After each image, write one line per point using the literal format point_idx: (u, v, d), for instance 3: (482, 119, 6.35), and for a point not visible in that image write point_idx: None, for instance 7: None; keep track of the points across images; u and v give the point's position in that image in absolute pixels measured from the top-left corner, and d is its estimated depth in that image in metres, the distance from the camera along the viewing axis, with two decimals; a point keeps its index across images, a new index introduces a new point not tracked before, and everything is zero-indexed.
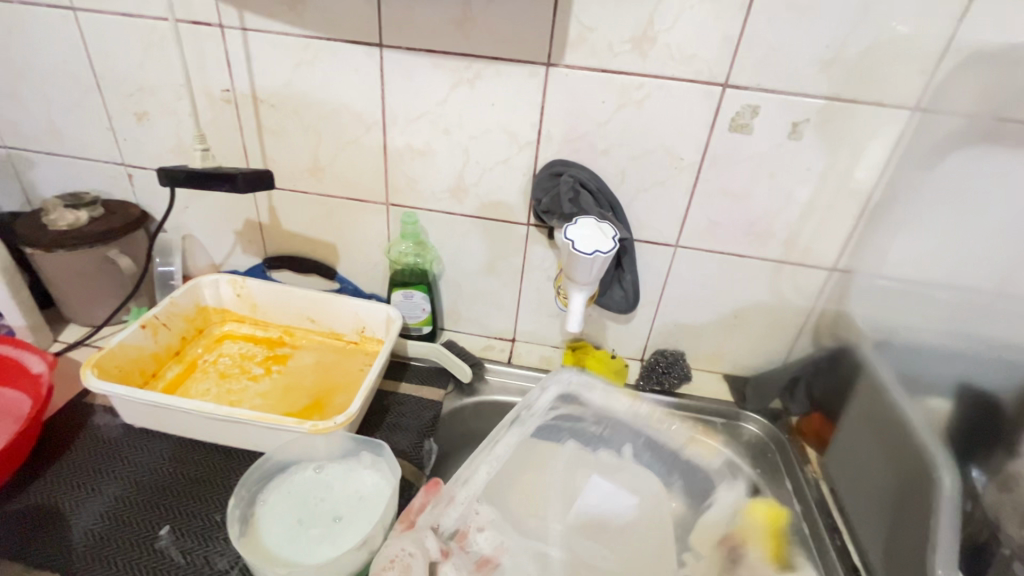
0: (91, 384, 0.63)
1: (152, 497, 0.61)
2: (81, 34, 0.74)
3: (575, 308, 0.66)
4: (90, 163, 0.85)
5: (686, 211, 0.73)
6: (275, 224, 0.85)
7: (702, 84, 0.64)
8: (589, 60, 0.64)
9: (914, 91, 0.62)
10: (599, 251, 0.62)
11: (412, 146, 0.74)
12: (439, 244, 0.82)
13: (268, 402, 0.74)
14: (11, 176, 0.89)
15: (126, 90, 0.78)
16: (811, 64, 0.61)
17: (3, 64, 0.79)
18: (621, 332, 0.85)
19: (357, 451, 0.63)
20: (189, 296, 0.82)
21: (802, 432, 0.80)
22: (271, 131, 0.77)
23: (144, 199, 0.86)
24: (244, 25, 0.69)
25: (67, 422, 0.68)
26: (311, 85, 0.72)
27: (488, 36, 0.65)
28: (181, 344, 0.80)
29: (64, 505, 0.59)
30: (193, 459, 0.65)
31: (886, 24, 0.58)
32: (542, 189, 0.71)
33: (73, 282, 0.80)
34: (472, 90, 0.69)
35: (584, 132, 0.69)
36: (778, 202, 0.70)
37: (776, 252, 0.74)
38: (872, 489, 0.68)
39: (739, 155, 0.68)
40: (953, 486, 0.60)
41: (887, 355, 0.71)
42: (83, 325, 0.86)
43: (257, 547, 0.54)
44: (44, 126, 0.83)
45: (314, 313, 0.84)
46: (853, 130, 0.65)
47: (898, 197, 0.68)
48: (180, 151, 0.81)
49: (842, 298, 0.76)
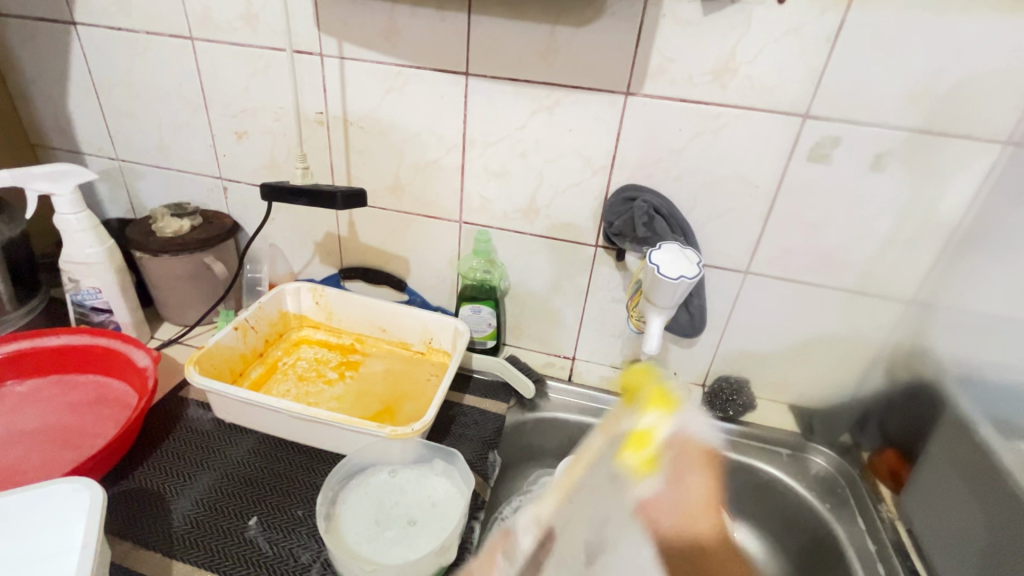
0: (195, 379, 0.69)
1: (242, 489, 0.65)
2: (195, 59, 0.82)
3: (652, 330, 0.68)
4: (191, 176, 0.93)
5: (758, 238, 0.73)
6: (353, 238, 0.90)
7: (782, 115, 0.65)
8: (669, 90, 0.66)
9: (1006, 124, 0.60)
10: (684, 276, 0.63)
11: (488, 168, 0.78)
12: (507, 261, 0.85)
13: (343, 405, 0.78)
14: (120, 185, 0.98)
15: (230, 111, 0.85)
16: (898, 96, 0.61)
17: (124, 85, 0.88)
18: (683, 355, 0.85)
19: (430, 458, 0.66)
20: (274, 301, 0.87)
21: (875, 468, 0.78)
22: (357, 151, 0.82)
23: (237, 210, 0.94)
24: (342, 53, 0.75)
25: (166, 413, 0.74)
26: (397, 109, 0.77)
27: (570, 66, 0.68)
28: (265, 346, 0.86)
29: (165, 490, 0.64)
30: (278, 455, 0.69)
31: (979, 57, 0.58)
32: (614, 213, 0.73)
33: (173, 284, 0.87)
34: (551, 116, 0.72)
35: (659, 159, 0.71)
36: (855, 233, 0.70)
37: (851, 283, 0.73)
38: (955, 536, 0.64)
39: (816, 185, 0.68)
40: None
41: (974, 394, 0.67)
42: (176, 324, 0.93)
43: (340, 542, 0.57)
44: (154, 141, 0.91)
45: (385, 323, 0.88)
46: (938, 163, 0.64)
47: (987, 232, 0.66)
48: (273, 167, 0.88)
49: (921, 332, 0.74)
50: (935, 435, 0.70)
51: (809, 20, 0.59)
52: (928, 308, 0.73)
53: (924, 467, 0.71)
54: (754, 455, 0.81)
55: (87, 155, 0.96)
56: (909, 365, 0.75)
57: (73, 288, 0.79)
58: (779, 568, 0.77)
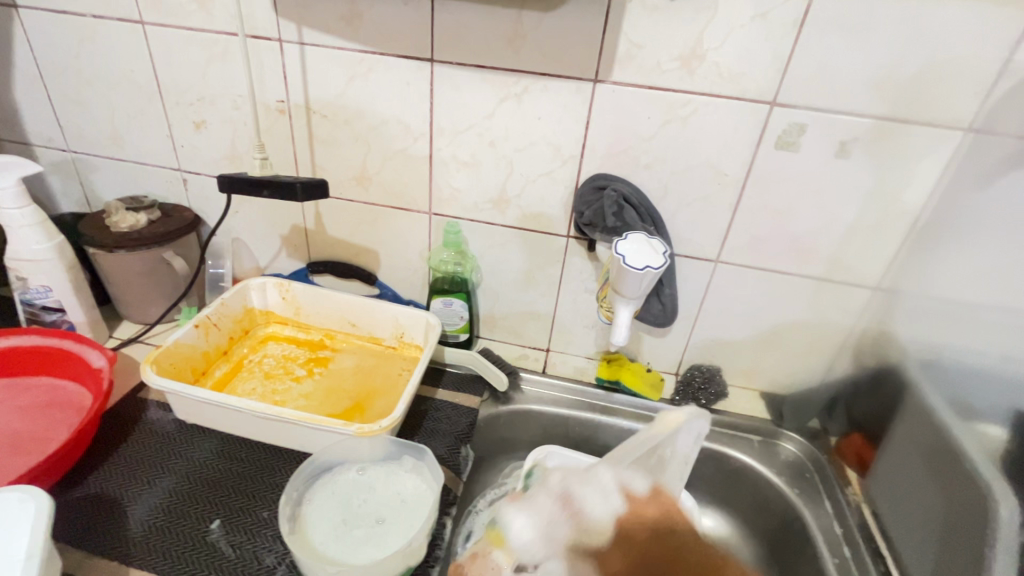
0: (150, 379, 0.66)
1: (204, 492, 0.63)
2: (148, 44, 0.78)
3: (620, 320, 0.68)
4: (148, 168, 0.89)
5: (728, 227, 0.73)
6: (320, 231, 0.88)
7: (749, 102, 0.64)
8: (637, 77, 0.65)
9: (968, 110, 0.61)
10: (650, 266, 0.63)
11: (457, 157, 0.76)
12: (478, 253, 0.83)
13: (311, 403, 0.76)
14: (73, 178, 0.93)
15: (186, 100, 0.81)
16: (862, 82, 0.61)
17: (73, 72, 0.83)
18: (656, 345, 0.85)
19: (399, 454, 0.65)
20: (238, 297, 0.84)
21: (842, 453, 0.79)
22: (321, 140, 0.80)
23: (198, 204, 0.90)
24: (302, 39, 0.72)
25: (124, 415, 0.71)
26: (360, 98, 0.75)
27: (537, 52, 0.66)
28: (229, 344, 0.83)
29: (123, 494, 0.62)
30: (242, 456, 0.67)
31: (939, 44, 0.58)
32: (584, 202, 0.73)
33: (130, 281, 0.84)
34: (519, 104, 0.70)
35: (629, 147, 0.70)
36: (822, 221, 0.70)
37: (819, 270, 0.74)
38: (918, 516, 0.66)
39: (783, 173, 0.68)
40: (1011, 521, 0.56)
41: (935, 378, 0.68)
42: (136, 323, 0.90)
43: (305, 543, 0.56)
44: (107, 133, 0.87)
45: (354, 317, 0.86)
46: (902, 150, 0.64)
47: (948, 218, 0.67)
48: (235, 158, 0.84)
49: (887, 318, 0.75)
50: (901, 420, 0.71)
51: (776, 5, 0.59)
52: (893, 294, 0.74)
53: (889, 449, 0.72)
54: (725, 442, 0.81)
55: (36, 147, 0.92)
56: (876, 351, 0.76)
57: (21, 286, 0.76)
58: (749, 552, 0.78)
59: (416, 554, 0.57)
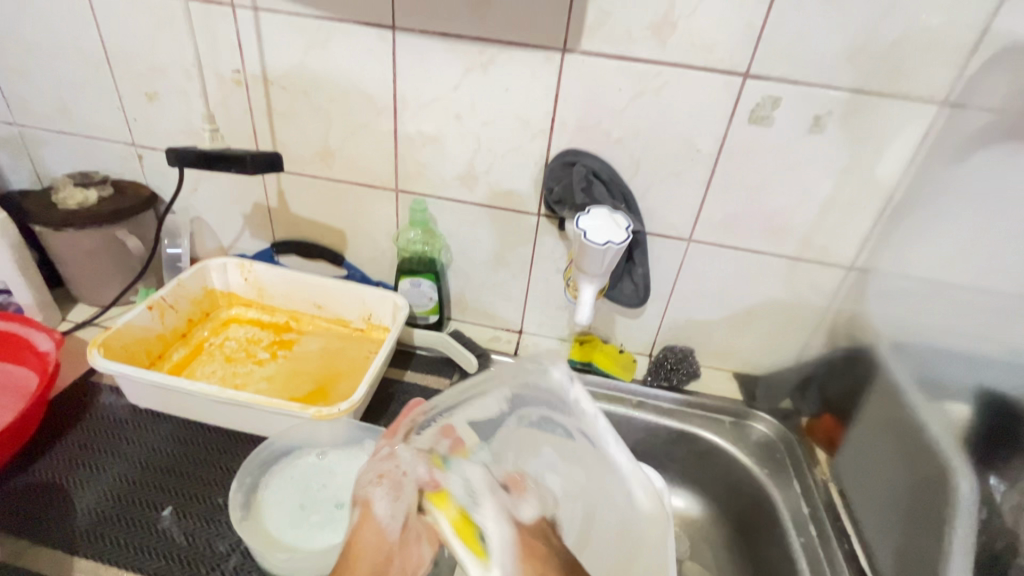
0: (98, 362, 0.63)
1: (155, 478, 0.61)
2: (92, 9, 0.73)
3: (584, 299, 0.66)
4: (101, 143, 0.85)
5: (701, 204, 0.71)
6: (284, 209, 0.85)
7: (722, 74, 0.62)
8: (606, 47, 0.63)
9: (943, 83, 0.59)
10: (611, 242, 0.61)
11: (424, 132, 0.73)
12: (447, 232, 0.81)
13: (273, 386, 0.74)
14: (22, 154, 0.89)
15: (136, 70, 0.77)
16: (835, 53, 0.59)
17: (13, 39, 0.78)
18: (630, 326, 0.84)
19: (361, 438, 0.63)
20: (196, 279, 0.81)
21: (813, 432, 0.78)
22: (281, 113, 0.76)
23: (155, 180, 0.86)
24: (255, 4, 0.68)
25: (73, 400, 0.68)
26: (320, 68, 0.71)
27: (503, 19, 0.63)
28: (188, 327, 0.81)
29: (68, 483, 0.59)
30: (197, 442, 0.65)
31: (915, 13, 0.56)
32: (554, 177, 0.71)
33: (82, 260, 0.80)
34: (486, 75, 0.67)
35: (599, 122, 0.68)
36: (795, 197, 0.69)
37: (792, 249, 0.72)
38: (885, 494, 0.65)
39: (757, 149, 0.66)
40: (969, 493, 0.57)
41: (903, 358, 0.68)
42: (91, 305, 0.87)
43: (260, 531, 0.54)
44: (55, 105, 0.83)
45: (320, 299, 0.84)
46: (877, 124, 0.63)
47: (921, 195, 0.66)
48: (190, 132, 0.81)
49: (859, 298, 0.74)
50: (869, 401, 0.71)
51: None
52: (866, 273, 0.73)
53: (858, 429, 0.72)
54: (697, 424, 0.79)
55: None
56: (849, 331, 0.76)
57: None
58: (720, 532, 0.77)
59: None
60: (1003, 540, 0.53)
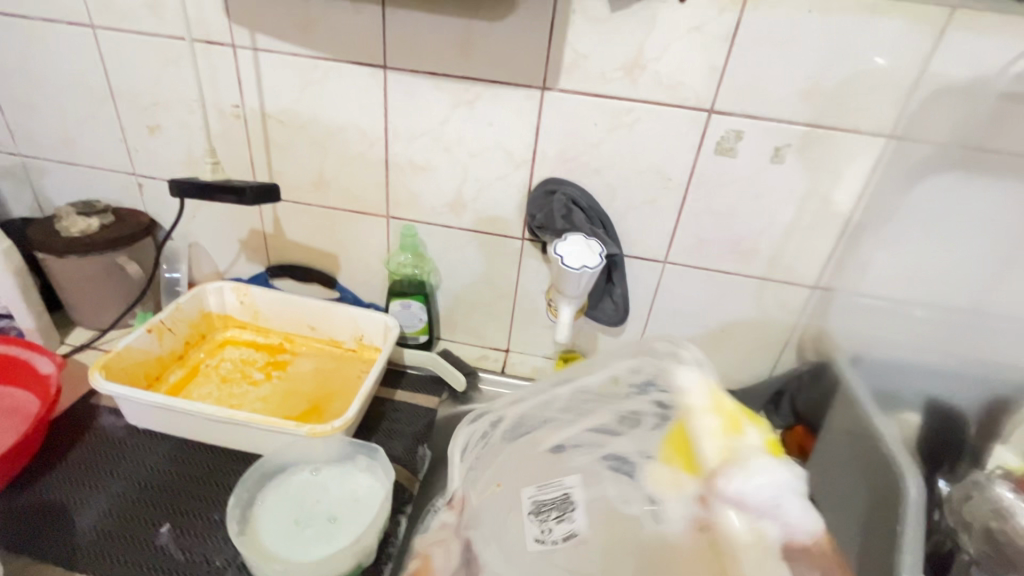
0: (99, 383, 0.66)
1: (154, 496, 0.63)
2: (99, 48, 0.77)
3: (563, 318, 0.70)
4: (102, 173, 0.88)
5: (675, 229, 0.76)
6: (279, 235, 0.88)
7: (689, 110, 0.67)
8: (582, 85, 0.68)
9: (889, 118, 0.65)
10: (587, 266, 0.66)
11: (414, 162, 0.78)
12: (437, 256, 0.85)
13: (268, 405, 0.76)
14: (24, 183, 0.92)
15: (140, 104, 0.81)
16: (791, 92, 0.65)
17: (21, 75, 0.82)
18: (612, 344, 0.88)
19: (353, 455, 0.66)
20: (193, 302, 0.84)
21: (786, 444, 0.81)
22: (278, 145, 0.80)
23: (154, 207, 0.90)
24: (256, 45, 0.73)
25: (73, 421, 0.70)
26: (317, 103, 0.76)
27: (487, 60, 0.68)
28: (184, 348, 0.83)
29: (69, 502, 0.61)
30: (194, 460, 0.67)
31: (859, 57, 0.62)
32: (537, 206, 0.75)
33: (83, 285, 0.83)
34: (472, 110, 0.72)
35: (577, 153, 0.73)
36: (762, 221, 0.74)
37: (760, 269, 0.77)
38: (847, 498, 0.70)
39: (724, 177, 0.71)
40: (917, 496, 0.60)
41: (861, 368, 0.73)
42: (89, 329, 0.89)
43: (256, 545, 0.56)
44: (60, 137, 0.86)
45: (314, 321, 0.87)
46: (832, 154, 0.68)
47: (875, 220, 0.72)
48: (190, 162, 0.84)
49: (824, 315, 0.79)
50: (835, 409, 0.75)
51: (709, 19, 0.62)
52: (830, 292, 0.78)
53: (826, 437, 0.76)
54: None
55: None
56: (817, 346, 0.80)
57: None
58: None
59: (359, 561, 0.58)
60: (949, 540, 0.61)
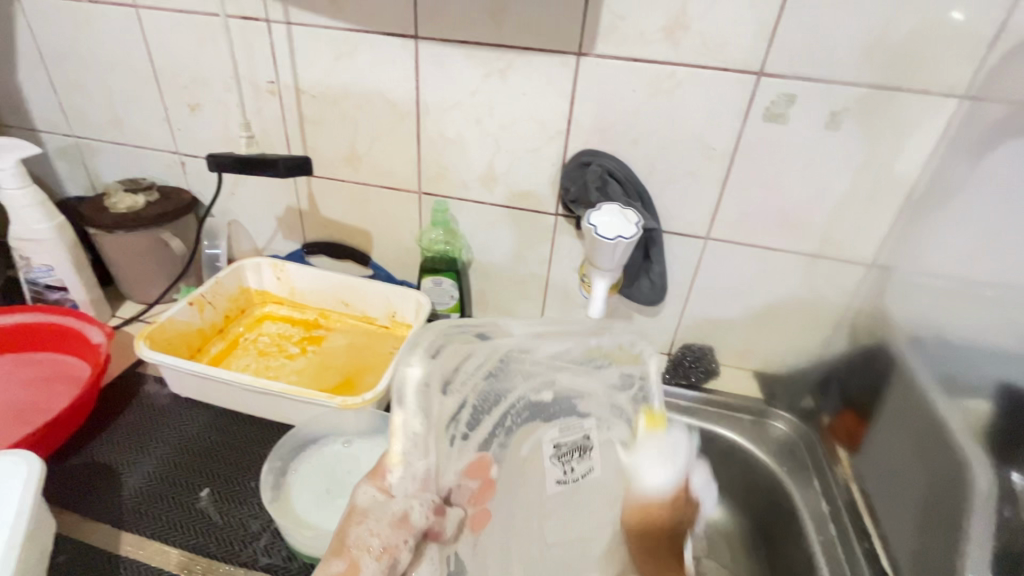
0: (144, 353, 0.68)
1: (195, 461, 0.65)
2: (141, 28, 0.79)
3: (597, 292, 0.68)
4: (148, 152, 0.91)
5: (717, 202, 0.72)
6: (314, 211, 0.89)
7: (735, 72, 0.63)
8: (620, 50, 0.65)
9: (963, 76, 0.58)
10: (621, 236, 0.63)
11: (445, 136, 0.76)
12: (468, 232, 0.84)
13: (303, 378, 0.77)
14: (78, 163, 0.96)
15: (181, 83, 0.83)
16: (850, 50, 0.59)
17: (72, 57, 0.85)
18: (648, 325, 0.85)
19: (384, 428, 0.66)
20: (233, 277, 0.86)
21: (835, 433, 0.77)
22: (312, 120, 0.80)
23: (196, 185, 0.92)
24: (288, 19, 0.72)
25: (122, 389, 0.73)
26: (348, 77, 0.75)
27: (519, 26, 0.66)
28: (225, 322, 0.86)
29: (118, 464, 0.64)
30: (233, 429, 0.69)
31: (931, 8, 0.56)
32: (570, 178, 0.72)
33: (131, 261, 0.87)
34: (504, 80, 0.70)
35: (614, 123, 0.70)
36: (813, 193, 0.69)
37: (810, 246, 0.72)
38: (903, 493, 0.65)
39: (772, 146, 0.67)
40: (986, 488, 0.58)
41: (923, 353, 0.68)
42: (139, 303, 0.93)
43: (288, 512, 0.57)
44: (108, 117, 0.89)
45: (347, 296, 0.88)
46: (895, 118, 0.62)
47: (943, 191, 0.65)
48: (228, 140, 0.86)
49: (880, 296, 0.74)
50: (887, 399, 0.70)
51: None
52: (888, 271, 0.72)
53: (878, 429, 0.71)
54: (714, 421, 0.79)
55: (42, 132, 0.94)
56: (872, 329, 0.75)
57: (25, 265, 0.79)
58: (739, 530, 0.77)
59: None
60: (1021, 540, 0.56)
